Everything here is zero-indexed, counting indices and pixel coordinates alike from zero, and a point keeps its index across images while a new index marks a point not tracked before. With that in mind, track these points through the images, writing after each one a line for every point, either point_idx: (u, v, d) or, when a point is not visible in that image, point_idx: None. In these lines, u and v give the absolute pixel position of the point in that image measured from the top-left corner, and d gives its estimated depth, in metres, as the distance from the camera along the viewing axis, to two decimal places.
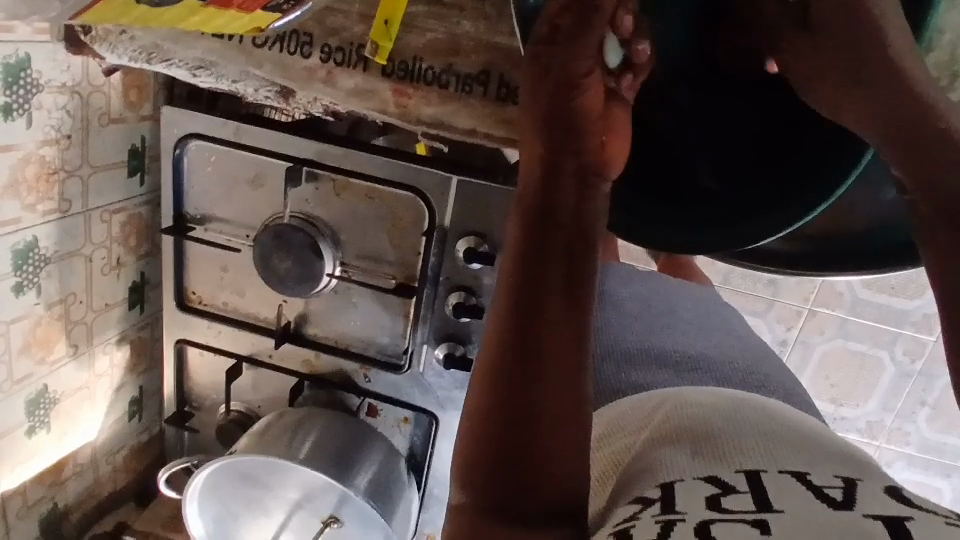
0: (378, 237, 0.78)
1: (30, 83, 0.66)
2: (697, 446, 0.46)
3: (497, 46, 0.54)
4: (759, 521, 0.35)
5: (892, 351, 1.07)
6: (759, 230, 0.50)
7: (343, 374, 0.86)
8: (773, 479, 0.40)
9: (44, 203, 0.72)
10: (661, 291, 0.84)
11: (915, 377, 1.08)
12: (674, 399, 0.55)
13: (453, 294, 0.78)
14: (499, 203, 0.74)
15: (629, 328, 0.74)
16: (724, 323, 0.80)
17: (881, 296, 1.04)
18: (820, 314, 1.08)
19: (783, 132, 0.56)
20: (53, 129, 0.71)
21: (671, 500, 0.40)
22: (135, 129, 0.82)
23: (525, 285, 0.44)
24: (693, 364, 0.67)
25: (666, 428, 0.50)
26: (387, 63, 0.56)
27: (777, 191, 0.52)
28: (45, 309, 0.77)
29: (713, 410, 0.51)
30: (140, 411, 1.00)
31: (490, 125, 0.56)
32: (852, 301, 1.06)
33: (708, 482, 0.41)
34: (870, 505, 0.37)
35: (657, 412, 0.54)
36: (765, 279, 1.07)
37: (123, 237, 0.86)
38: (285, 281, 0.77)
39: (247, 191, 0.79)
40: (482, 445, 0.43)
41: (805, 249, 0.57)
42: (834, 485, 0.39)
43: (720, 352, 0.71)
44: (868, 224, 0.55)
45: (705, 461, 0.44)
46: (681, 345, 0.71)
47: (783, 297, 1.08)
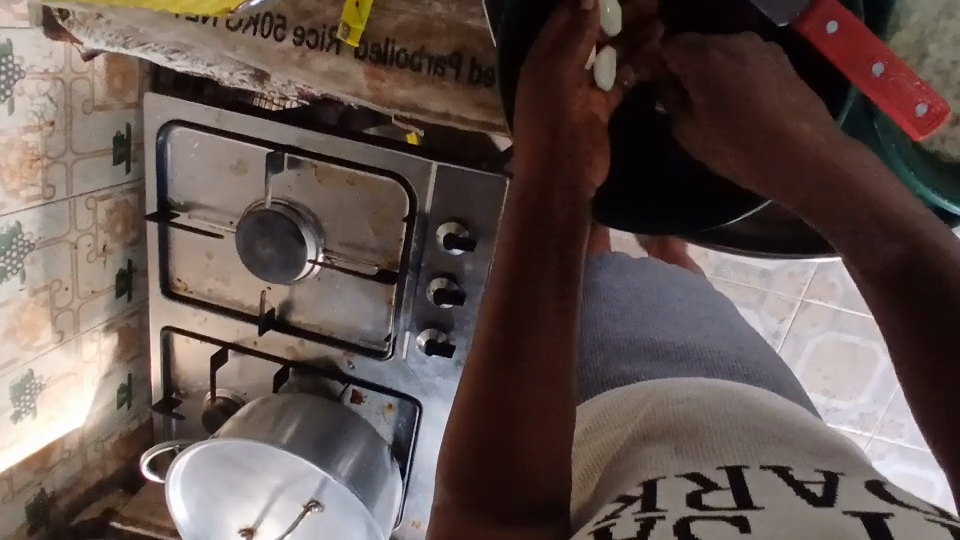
0: (360, 223, 0.78)
1: (11, 69, 0.67)
2: (680, 444, 0.46)
3: (470, 30, 0.54)
4: (738, 518, 0.35)
5: None
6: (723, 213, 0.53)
7: (328, 361, 0.87)
8: (754, 475, 0.40)
9: (27, 189, 0.73)
10: (651, 282, 0.84)
11: None
12: (658, 394, 0.55)
13: (435, 280, 0.78)
14: (481, 190, 0.74)
15: (619, 321, 0.74)
16: (715, 314, 0.80)
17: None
18: (812, 306, 1.07)
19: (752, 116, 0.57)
20: (37, 115, 0.71)
21: (652, 497, 0.40)
22: (121, 117, 0.82)
23: (518, 283, 0.43)
24: (682, 355, 0.66)
25: (650, 426, 0.50)
26: (360, 46, 0.56)
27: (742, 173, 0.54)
28: (30, 294, 0.78)
29: (700, 405, 0.51)
30: (130, 398, 1.00)
31: (464, 108, 0.56)
32: (844, 293, 1.06)
33: (690, 479, 0.41)
34: (851, 501, 0.36)
35: (645, 404, 0.54)
36: (758, 271, 1.07)
37: (110, 224, 0.86)
38: (268, 268, 0.78)
39: (231, 177, 0.79)
40: (469, 445, 0.41)
41: (788, 233, 0.55)
42: (815, 481, 0.39)
43: (710, 342, 0.70)
44: None
45: (687, 459, 0.44)
46: (671, 336, 0.70)
47: (775, 288, 1.08)
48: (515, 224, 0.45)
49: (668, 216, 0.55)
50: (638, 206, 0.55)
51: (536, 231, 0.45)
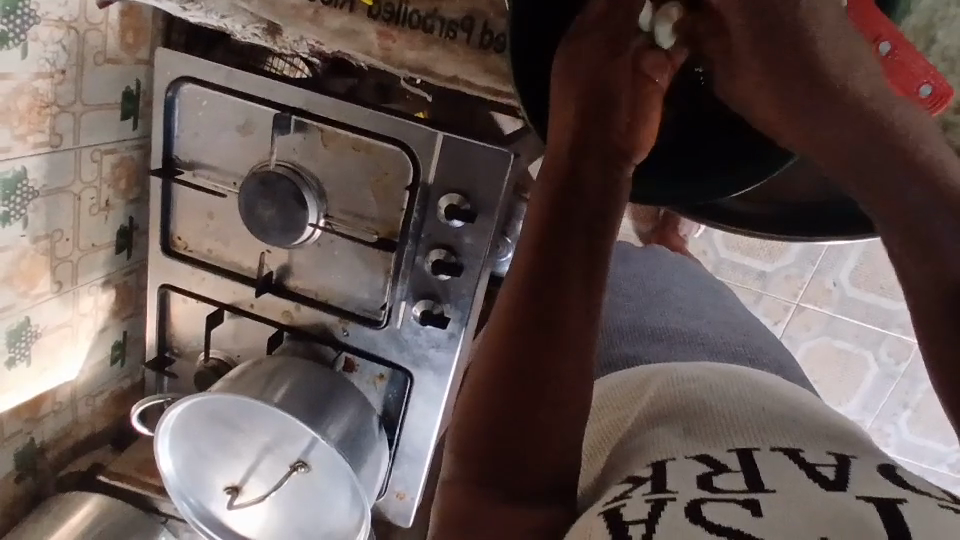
0: (363, 190, 0.79)
1: (27, 14, 0.66)
2: (689, 427, 0.48)
3: None
4: (750, 501, 0.36)
5: (877, 352, 1.08)
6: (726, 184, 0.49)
7: (323, 327, 0.87)
8: (763, 459, 0.41)
9: (35, 135, 0.72)
10: (657, 270, 0.84)
11: (898, 379, 1.09)
12: (665, 374, 0.57)
13: (433, 252, 0.79)
14: (485, 164, 0.74)
15: (624, 308, 0.75)
16: (719, 302, 0.80)
17: (871, 295, 1.04)
18: (808, 310, 1.08)
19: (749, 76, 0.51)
20: (48, 62, 0.71)
21: (661, 479, 0.41)
22: (130, 72, 0.82)
23: (546, 260, 0.42)
24: (686, 338, 0.67)
25: (658, 408, 0.52)
26: (374, 4, 0.56)
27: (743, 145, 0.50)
28: (31, 242, 0.78)
29: (706, 389, 0.53)
30: (123, 356, 1.01)
31: (474, 73, 0.57)
32: (840, 299, 1.06)
33: (699, 461, 0.42)
34: (862, 486, 0.37)
35: (648, 386, 0.56)
36: (755, 272, 1.08)
37: (114, 179, 0.86)
38: (269, 230, 0.78)
39: (237, 137, 0.80)
40: (481, 424, 0.41)
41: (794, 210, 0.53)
42: (826, 464, 0.41)
43: (713, 328, 0.70)
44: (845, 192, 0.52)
45: (696, 441, 0.46)
46: (674, 322, 0.71)
47: (771, 290, 1.08)
48: (542, 201, 0.44)
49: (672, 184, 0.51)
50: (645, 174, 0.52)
51: (573, 210, 0.43)
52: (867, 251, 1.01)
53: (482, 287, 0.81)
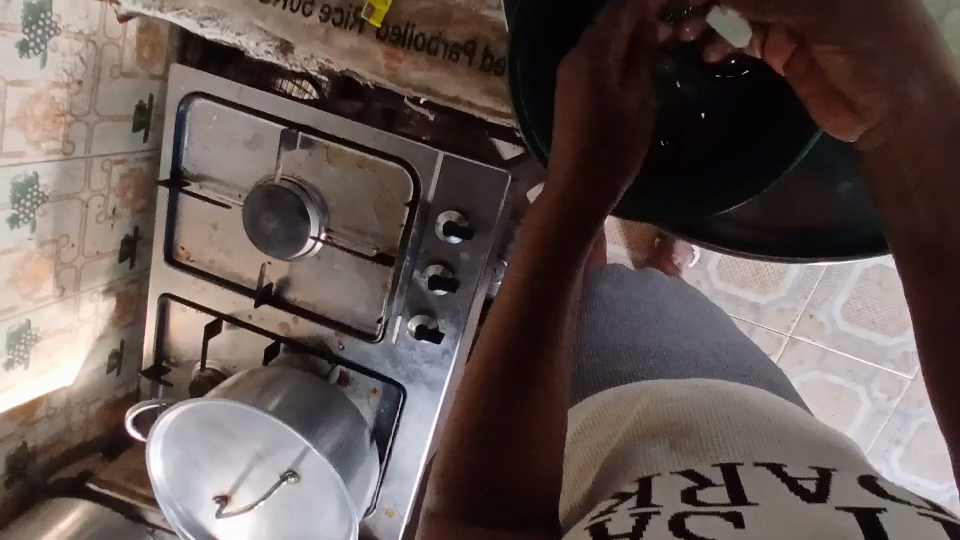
0: (365, 207, 0.81)
1: (48, 25, 0.69)
2: (675, 442, 0.49)
3: (486, 20, 0.57)
4: (732, 514, 0.37)
5: (869, 388, 1.09)
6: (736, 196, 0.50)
7: (319, 340, 0.88)
8: (747, 472, 0.42)
9: (48, 142, 0.74)
10: (651, 293, 0.86)
11: (891, 415, 1.10)
12: (653, 391, 0.58)
13: (431, 267, 0.80)
14: (483, 184, 0.76)
15: (618, 328, 0.76)
16: (712, 323, 0.82)
17: (862, 330, 1.05)
18: (800, 343, 1.10)
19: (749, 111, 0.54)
20: (66, 72, 0.73)
21: (647, 493, 0.42)
22: (144, 86, 0.85)
23: (543, 286, 0.42)
24: (678, 356, 0.68)
25: (645, 425, 0.53)
26: (381, 26, 0.59)
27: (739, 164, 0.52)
28: (37, 245, 0.79)
29: (693, 407, 0.54)
30: (119, 365, 1.01)
31: (476, 94, 0.60)
32: (832, 333, 1.07)
33: (685, 475, 0.43)
34: (843, 497, 0.38)
35: (635, 404, 0.57)
36: (749, 303, 1.09)
37: (122, 189, 0.88)
38: (271, 241, 0.80)
39: (245, 151, 0.82)
40: (469, 444, 0.42)
41: (784, 232, 0.55)
42: (808, 477, 0.42)
43: (705, 348, 0.72)
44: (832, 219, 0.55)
45: (684, 456, 0.47)
46: (666, 343, 0.72)
47: (764, 322, 1.10)
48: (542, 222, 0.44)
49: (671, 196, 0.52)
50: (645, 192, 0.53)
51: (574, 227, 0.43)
52: (860, 285, 1.03)
53: (477, 303, 0.82)
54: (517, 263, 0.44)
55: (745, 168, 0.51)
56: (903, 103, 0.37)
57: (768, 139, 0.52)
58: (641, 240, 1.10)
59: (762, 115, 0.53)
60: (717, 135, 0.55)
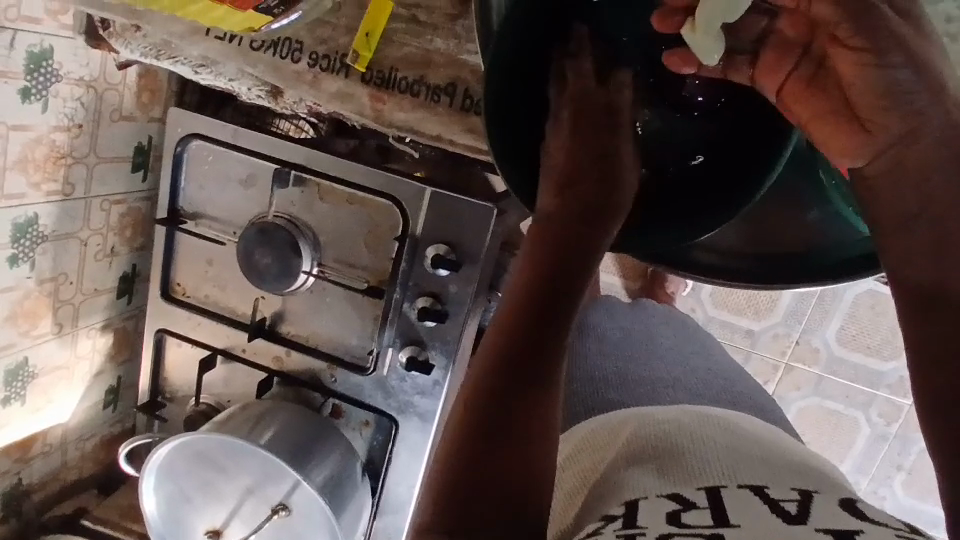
0: (356, 242, 0.83)
1: (49, 72, 0.72)
2: (661, 467, 0.49)
3: (465, 64, 0.60)
4: (714, 535, 0.38)
5: (867, 413, 1.09)
6: (700, 228, 0.56)
7: (312, 373, 0.90)
8: (730, 495, 0.43)
9: (49, 183, 0.77)
10: (643, 322, 0.87)
11: (890, 440, 1.10)
12: (641, 417, 0.59)
13: (421, 299, 0.82)
14: (469, 217, 0.78)
15: (608, 357, 0.77)
16: (704, 352, 0.83)
17: (857, 355, 1.06)
18: (796, 370, 1.10)
19: (725, 148, 0.59)
20: (67, 116, 0.76)
21: (633, 517, 0.43)
22: (143, 129, 0.88)
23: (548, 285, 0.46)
24: (667, 384, 0.69)
25: (632, 449, 0.54)
26: (366, 71, 0.62)
27: (717, 197, 0.57)
28: (36, 284, 0.81)
29: (679, 432, 0.55)
30: (116, 401, 1.02)
31: (457, 133, 0.63)
32: (827, 359, 1.08)
33: (671, 499, 0.44)
34: (822, 519, 0.39)
35: (622, 431, 0.58)
36: (743, 330, 1.10)
37: (121, 228, 0.91)
38: (263, 276, 0.82)
39: (240, 190, 0.85)
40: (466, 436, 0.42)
41: (761, 260, 0.58)
42: (790, 499, 0.42)
43: (695, 376, 0.73)
44: (807, 245, 0.57)
45: (670, 480, 0.47)
46: (657, 371, 0.73)
47: (760, 349, 1.11)
48: (551, 231, 0.49)
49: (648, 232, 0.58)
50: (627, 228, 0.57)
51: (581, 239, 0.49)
52: (852, 310, 1.04)
53: (467, 334, 0.84)
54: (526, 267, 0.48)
55: (719, 201, 0.57)
56: (918, 124, 0.39)
57: (740, 173, 0.57)
58: (634, 269, 1.12)
59: (733, 155, 0.58)
60: (696, 173, 0.59)
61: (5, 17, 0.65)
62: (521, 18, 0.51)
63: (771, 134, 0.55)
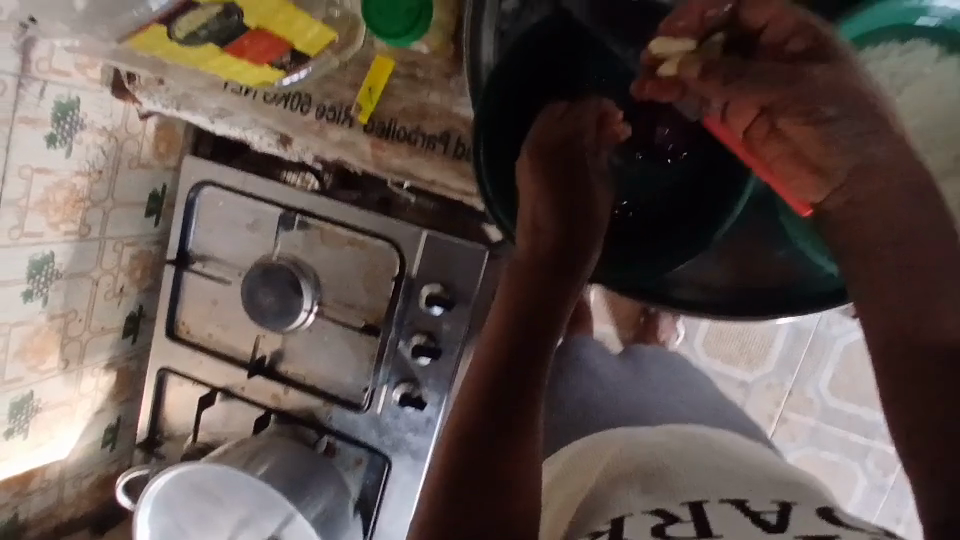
0: (355, 283, 0.88)
1: (75, 121, 0.79)
2: (645, 484, 0.52)
3: (458, 116, 0.67)
4: None
5: (864, 464, 1.11)
6: (670, 261, 0.60)
7: (308, 411, 0.92)
8: (713, 510, 0.45)
9: (66, 224, 0.82)
10: (633, 355, 0.89)
11: (888, 492, 1.11)
12: (624, 439, 0.62)
13: (416, 336, 0.85)
14: (463, 260, 0.83)
15: (599, 386, 0.80)
16: (693, 381, 0.85)
17: (851, 406, 1.09)
18: (791, 420, 1.12)
19: (694, 184, 0.62)
20: (88, 162, 0.82)
21: (618, 531, 0.45)
22: (158, 176, 0.94)
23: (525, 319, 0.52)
24: (651, 413, 0.73)
25: (618, 468, 0.56)
26: (368, 122, 0.68)
27: (685, 231, 0.61)
28: (47, 319, 0.85)
29: (664, 452, 0.57)
30: (115, 440, 1.04)
31: (450, 178, 0.68)
32: (822, 409, 1.10)
33: (656, 514, 0.46)
34: (800, 526, 0.42)
35: (606, 452, 0.60)
36: (737, 380, 1.13)
37: (130, 269, 0.95)
38: (265, 314, 0.86)
39: (246, 233, 0.90)
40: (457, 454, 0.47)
41: (736, 295, 0.63)
42: (770, 511, 0.45)
43: (682, 404, 0.76)
44: (780, 280, 0.63)
45: (654, 497, 0.50)
46: (643, 400, 0.76)
47: (753, 399, 1.13)
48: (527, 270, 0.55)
49: (626, 265, 0.62)
50: (608, 262, 0.62)
51: (555, 276, 0.55)
52: (843, 360, 1.07)
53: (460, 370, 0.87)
54: (506, 304, 0.54)
55: (688, 234, 0.61)
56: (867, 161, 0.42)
57: (706, 207, 0.60)
58: (625, 316, 1.13)
59: (701, 190, 0.61)
60: (670, 208, 0.63)
61: (37, 70, 0.71)
62: (505, 75, 0.58)
63: (728, 174, 0.59)
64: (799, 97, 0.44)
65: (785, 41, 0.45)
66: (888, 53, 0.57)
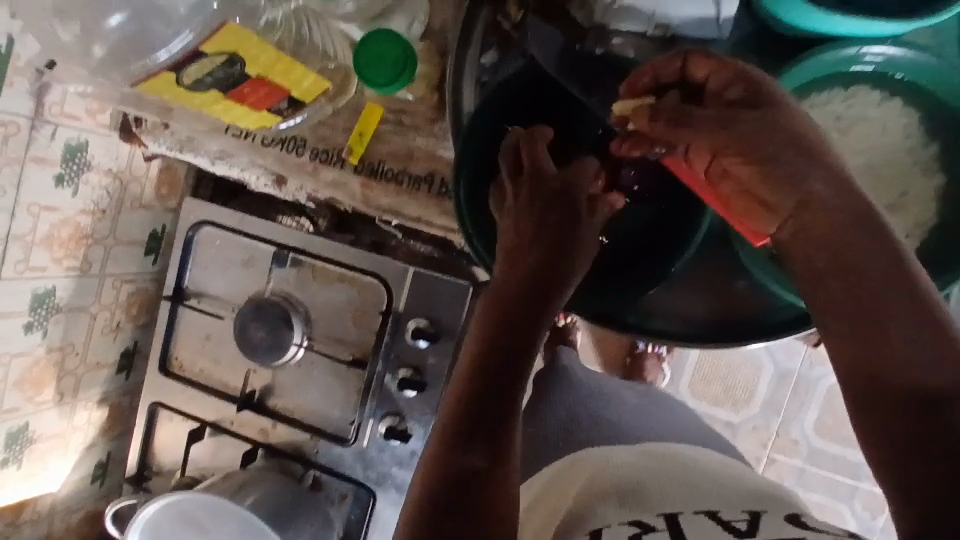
0: (344, 319, 0.91)
1: (83, 163, 0.83)
2: (622, 499, 0.54)
3: (441, 158, 0.72)
4: None
5: (852, 506, 1.12)
6: (642, 288, 0.65)
7: (296, 446, 0.93)
8: (688, 520, 0.48)
9: (69, 259, 0.86)
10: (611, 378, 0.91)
11: (877, 534, 1.12)
12: (601, 458, 0.64)
13: (402, 369, 0.88)
14: (448, 295, 0.87)
15: (579, 408, 0.82)
16: (667, 402, 0.87)
17: (836, 446, 1.11)
18: (778, 461, 1.13)
19: (662, 219, 0.67)
20: (93, 201, 0.87)
21: None
22: (159, 217, 0.98)
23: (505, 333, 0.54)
24: (631, 433, 0.75)
25: (595, 484, 0.58)
26: (359, 163, 0.73)
27: (656, 262, 0.65)
28: (45, 351, 0.87)
29: (641, 470, 0.59)
30: (104, 476, 1.04)
31: (434, 215, 0.73)
32: (808, 450, 1.12)
33: (633, 525, 0.48)
34: (767, 532, 0.44)
35: (584, 471, 0.62)
36: (723, 422, 1.14)
37: (127, 305, 0.98)
38: (256, 348, 0.88)
39: (241, 270, 0.94)
40: (440, 462, 0.49)
41: (707, 322, 0.67)
42: (740, 519, 0.47)
43: (658, 424, 0.78)
44: (747, 305, 0.67)
45: (631, 510, 0.52)
46: (622, 420, 0.78)
47: (740, 440, 1.14)
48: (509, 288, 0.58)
49: (602, 297, 0.65)
50: (585, 293, 0.66)
51: (535, 294, 0.57)
52: (826, 401, 1.10)
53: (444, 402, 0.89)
54: (487, 319, 0.56)
55: (658, 265, 0.65)
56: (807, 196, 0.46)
57: (673, 240, 0.65)
58: (612, 355, 1.10)
59: (670, 224, 0.66)
60: (643, 241, 0.67)
61: (49, 113, 0.76)
62: (484, 122, 0.64)
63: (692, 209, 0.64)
64: (741, 139, 0.48)
65: (723, 91, 0.50)
66: (832, 99, 0.63)
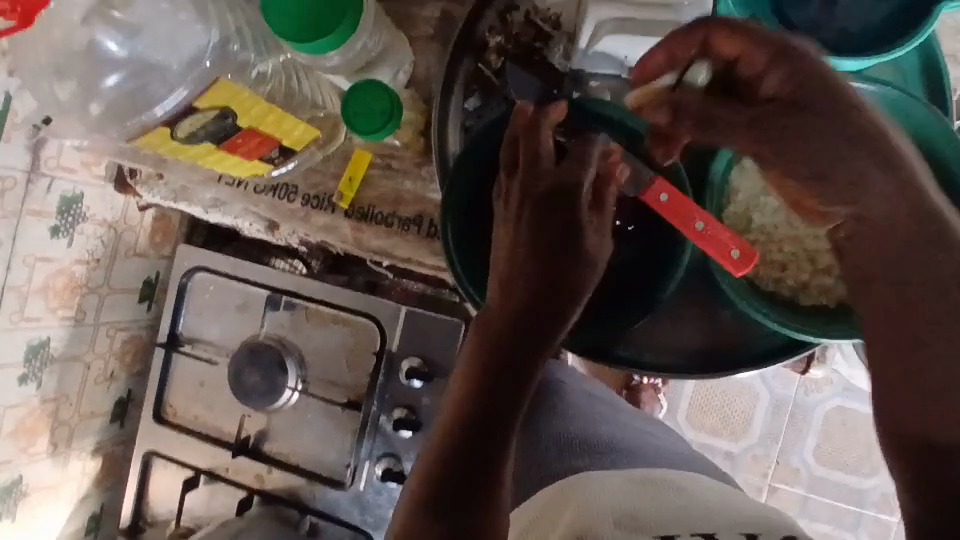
0: (338, 360, 0.91)
1: (78, 214, 0.85)
2: (619, 519, 0.55)
3: (429, 200, 0.74)
4: None
5: (857, 534, 1.11)
6: (632, 320, 0.66)
7: (292, 491, 0.93)
8: None
9: (64, 309, 0.86)
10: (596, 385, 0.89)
11: None
12: (592, 478, 0.65)
13: (397, 410, 0.88)
14: (441, 334, 0.87)
15: (570, 418, 0.79)
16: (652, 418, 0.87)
17: (837, 473, 1.10)
18: (780, 490, 1.12)
19: (649, 249, 0.68)
20: (88, 251, 0.88)
21: None
22: (153, 264, 0.99)
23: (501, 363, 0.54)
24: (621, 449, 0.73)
25: (587, 504, 0.59)
26: (349, 208, 0.75)
27: (644, 292, 0.67)
28: (40, 402, 0.87)
29: (634, 492, 0.60)
30: (97, 528, 1.03)
31: (424, 255, 0.75)
32: (809, 479, 1.11)
33: None
34: None
35: (574, 491, 0.63)
36: (723, 452, 1.13)
37: (121, 353, 0.99)
38: (250, 393, 0.88)
39: (235, 316, 0.94)
40: (428, 492, 0.48)
41: (695, 355, 0.68)
42: None
43: (647, 439, 0.77)
44: (736, 336, 0.68)
45: (629, 532, 0.53)
46: (612, 433, 0.77)
47: (740, 470, 1.13)
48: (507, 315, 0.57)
49: (591, 329, 0.67)
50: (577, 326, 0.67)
51: (532, 322, 0.56)
52: (825, 427, 1.10)
53: None
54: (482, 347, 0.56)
55: (646, 295, 0.66)
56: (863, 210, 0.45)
57: (660, 274, 0.66)
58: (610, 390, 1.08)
59: (657, 255, 0.67)
60: (631, 267, 0.68)
61: (45, 167, 0.78)
62: (473, 160, 0.66)
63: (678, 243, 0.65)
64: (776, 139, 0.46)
65: (763, 78, 0.47)
66: None
